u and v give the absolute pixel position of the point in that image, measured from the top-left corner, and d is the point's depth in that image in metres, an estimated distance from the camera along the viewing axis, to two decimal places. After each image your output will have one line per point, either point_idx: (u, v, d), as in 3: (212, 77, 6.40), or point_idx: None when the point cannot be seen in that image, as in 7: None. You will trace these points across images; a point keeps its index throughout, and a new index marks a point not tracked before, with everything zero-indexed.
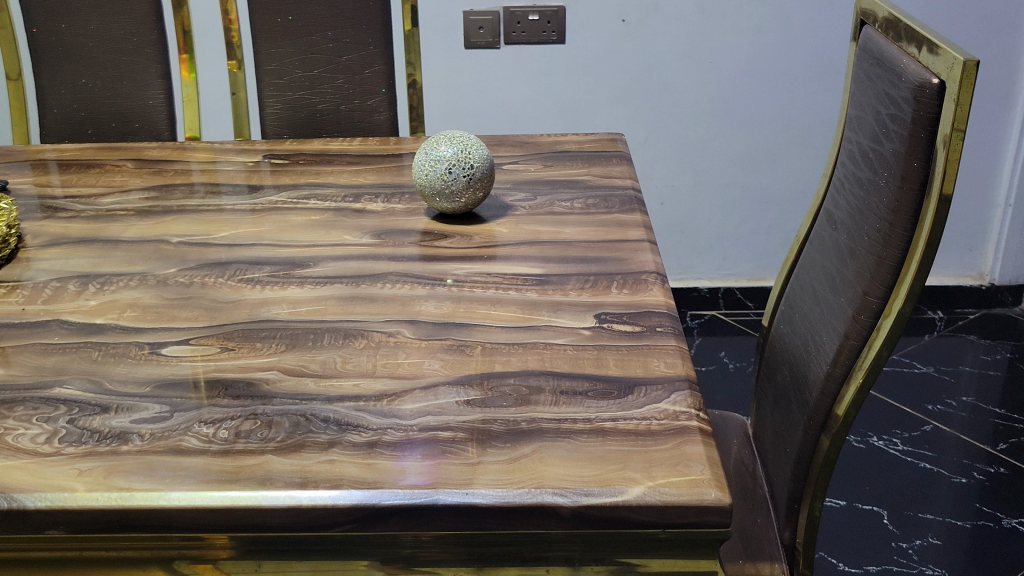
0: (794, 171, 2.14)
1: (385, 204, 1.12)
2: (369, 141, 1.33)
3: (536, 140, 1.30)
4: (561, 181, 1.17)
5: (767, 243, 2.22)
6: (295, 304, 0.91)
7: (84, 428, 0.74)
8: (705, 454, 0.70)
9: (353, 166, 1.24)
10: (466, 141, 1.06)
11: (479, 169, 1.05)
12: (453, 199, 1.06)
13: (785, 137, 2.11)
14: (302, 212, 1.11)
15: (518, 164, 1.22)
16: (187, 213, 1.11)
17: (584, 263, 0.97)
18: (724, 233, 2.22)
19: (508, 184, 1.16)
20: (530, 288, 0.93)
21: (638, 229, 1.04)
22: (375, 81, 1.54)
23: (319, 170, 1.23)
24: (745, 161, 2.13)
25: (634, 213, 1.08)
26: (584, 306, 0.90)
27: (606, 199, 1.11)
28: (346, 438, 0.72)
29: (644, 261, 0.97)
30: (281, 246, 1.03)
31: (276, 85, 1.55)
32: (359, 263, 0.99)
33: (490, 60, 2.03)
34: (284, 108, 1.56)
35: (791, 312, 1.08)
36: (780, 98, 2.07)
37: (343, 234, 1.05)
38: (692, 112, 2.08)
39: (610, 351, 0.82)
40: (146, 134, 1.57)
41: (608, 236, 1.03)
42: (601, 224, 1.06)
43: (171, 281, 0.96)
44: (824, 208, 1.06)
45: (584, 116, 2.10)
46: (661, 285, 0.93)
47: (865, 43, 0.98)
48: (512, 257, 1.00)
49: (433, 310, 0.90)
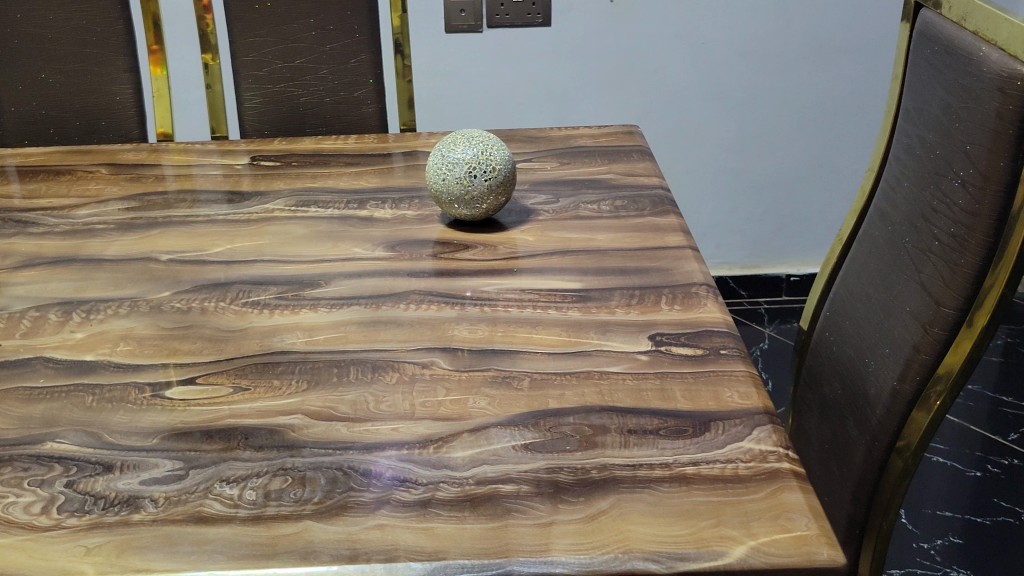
0: (789, 154, 2.07)
1: (393, 211, 1.02)
2: (365, 138, 1.23)
3: (546, 135, 1.21)
4: (583, 180, 1.07)
5: (760, 228, 2.16)
6: (310, 332, 0.81)
7: (86, 494, 0.64)
8: (806, 502, 0.61)
9: (352, 167, 1.14)
10: (485, 142, 0.96)
11: (500, 173, 0.95)
12: (473, 205, 0.96)
13: (780, 120, 2.03)
14: (303, 222, 1.00)
15: (531, 161, 1.13)
16: (174, 225, 1.00)
17: (627, 275, 0.88)
18: (717, 220, 2.14)
19: (526, 184, 1.07)
20: (570, 305, 0.84)
21: (677, 232, 0.96)
22: (362, 71, 1.43)
23: (314, 173, 1.12)
24: (739, 146, 2.06)
25: (667, 215, 0.99)
26: (635, 326, 0.81)
27: (635, 199, 1.03)
28: (394, 496, 0.63)
29: (692, 270, 0.89)
30: (284, 263, 0.93)
31: (254, 77, 1.43)
32: (376, 280, 0.89)
33: (472, 44, 1.93)
34: (265, 102, 1.45)
35: (839, 318, 1.00)
36: (775, 80, 1.99)
37: (353, 247, 0.95)
38: (683, 95, 2.00)
39: (675, 380, 0.74)
40: (113, 133, 1.45)
41: (645, 243, 0.94)
42: (635, 229, 0.97)
43: (167, 307, 0.85)
44: (876, 205, 0.98)
45: (571, 102, 2.01)
46: (715, 299, 0.84)
47: (930, 27, 0.90)
48: (544, 269, 0.90)
49: (467, 336, 0.80)
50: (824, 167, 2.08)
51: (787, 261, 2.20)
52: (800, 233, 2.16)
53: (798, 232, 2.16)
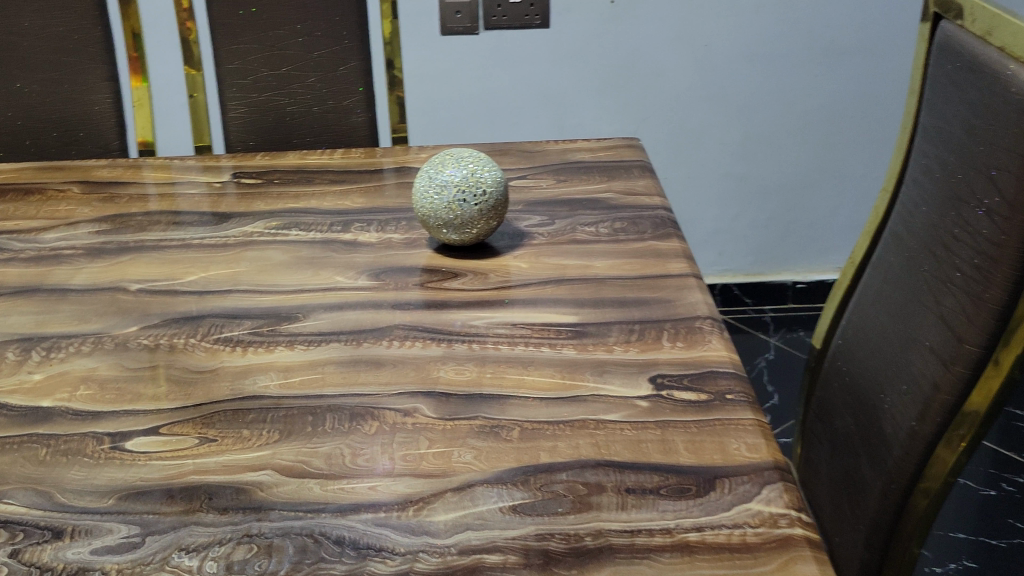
0: (795, 159, 2.01)
1: (379, 234, 0.96)
2: (352, 153, 1.17)
3: (542, 148, 1.15)
4: (581, 200, 1.01)
5: (765, 235, 2.10)
6: (285, 373, 0.76)
7: (30, 565, 0.58)
8: (820, 575, 0.55)
9: (337, 185, 1.08)
10: (476, 162, 0.90)
11: (491, 196, 0.89)
12: (463, 230, 0.90)
13: (784, 123, 1.97)
14: (283, 246, 0.95)
15: (526, 178, 1.07)
16: (147, 250, 0.95)
17: (626, 308, 0.83)
18: (720, 226, 2.08)
19: (520, 204, 1.01)
20: (565, 343, 0.78)
21: (680, 259, 0.90)
22: (351, 79, 1.38)
23: (297, 192, 1.06)
24: (743, 150, 1.99)
25: (669, 239, 0.93)
26: (634, 367, 0.75)
27: (635, 221, 0.97)
28: (368, 568, 0.57)
29: (695, 302, 0.83)
30: (261, 293, 0.87)
31: (239, 86, 1.37)
32: (358, 313, 0.83)
33: (468, 47, 1.86)
34: (250, 112, 1.39)
35: (852, 348, 0.94)
36: (781, 82, 1.93)
37: (335, 276, 0.89)
38: (686, 99, 1.94)
39: (677, 431, 0.68)
40: (93, 144, 1.40)
41: (646, 271, 0.88)
42: (636, 255, 0.91)
43: (133, 344, 0.80)
44: (892, 229, 0.92)
45: (569, 106, 1.95)
46: (720, 335, 0.78)
47: (953, 41, 0.83)
48: (538, 301, 0.85)
49: (454, 378, 0.75)
50: (831, 172, 2.02)
51: (793, 268, 2.14)
52: (806, 240, 2.10)
53: (803, 238, 2.10)
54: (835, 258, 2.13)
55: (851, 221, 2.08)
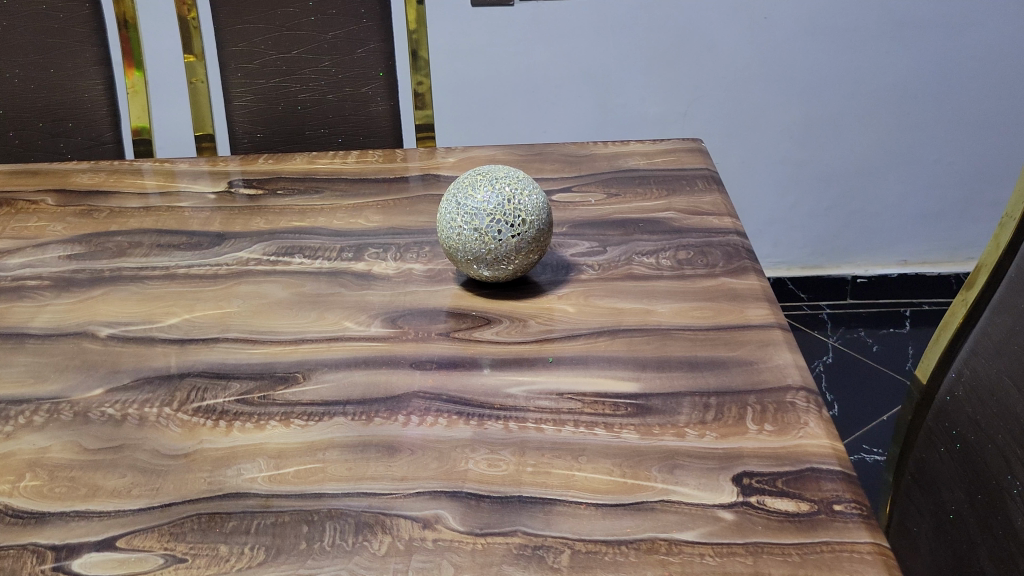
0: (860, 143, 1.83)
1: (396, 264, 0.81)
2: (369, 156, 1.01)
3: (590, 153, 0.99)
4: (637, 221, 0.86)
5: (824, 224, 1.94)
6: (276, 461, 0.61)
7: None
8: None
9: (350, 197, 0.92)
10: (513, 183, 0.74)
11: (531, 226, 0.74)
12: (497, 266, 0.75)
13: (851, 105, 1.79)
14: (283, 280, 0.80)
15: (570, 191, 0.91)
16: (123, 283, 0.80)
17: (699, 372, 0.67)
18: (776, 215, 1.92)
19: (564, 226, 0.85)
20: (624, 423, 0.63)
21: (760, 303, 0.74)
22: (371, 63, 1.21)
23: (303, 205, 0.91)
24: (803, 133, 1.82)
25: (744, 276, 0.78)
26: (712, 461, 0.59)
27: (703, 250, 0.81)
28: None
29: (783, 366, 0.67)
30: (254, 343, 0.72)
31: (245, 70, 1.22)
32: (369, 375, 0.68)
33: (502, 21, 1.69)
34: (257, 100, 1.24)
35: (965, 408, 0.78)
36: (846, 60, 1.74)
37: (342, 320, 0.74)
38: (743, 77, 1.76)
39: (773, 560, 0.52)
40: (83, 136, 1.25)
41: (719, 320, 0.72)
42: (706, 297, 0.75)
43: (95, 415, 0.65)
44: (1020, 266, 0.75)
45: (613, 86, 1.77)
46: (818, 416, 0.63)
47: None
48: (589, 359, 0.69)
49: (486, 473, 0.59)
50: (899, 157, 1.85)
51: (853, 260, 1.98)
52: (869, 230, 1.94)
53: (866, 228, 1.94)
54: (899, 249, 1.96)
55: (918, 209, 1.92)
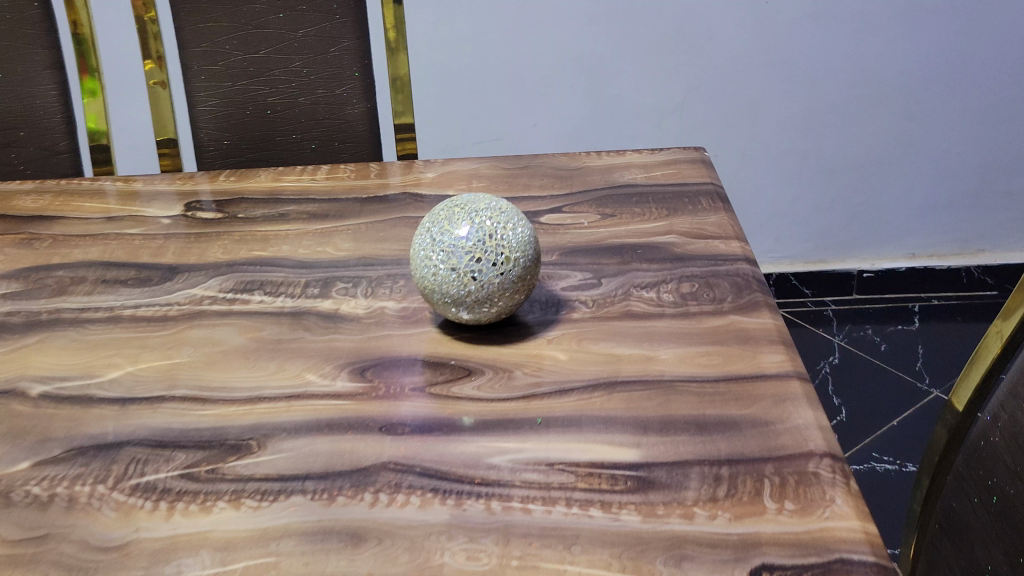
0: (866, 132, 1.74)
1: (367, 302, 0.73)
2: (341, 171, 0.93)
3: (582, 166, 0.90)
4: (634, 247, 0.77)
5: (829, 217, 1.85)
6: (223, 553, 0.52)
7: None
8: None
9: (318, 220, 0.84)
10: (495, 215, 0.66)
11: (517, 264, 0.65)
12: (479, 309, 0.66)
13: (857, 92, 1.70)
14: (241, 323, 0.71)
15: (560, 212, 0.82)
16: (62, 327, 0.72)
17: (707, 437, 0.59)
18: (778, 209, 1.84)
19: (554, 253, 0.77)
20: (623, 501, 0.55)
21: (775, 347, 0.66)
22: (345, 62, 1.12)
23: (265, 231, 0.82)
24: (806, 122, 1.73)
25: (755, 312, 0.69)
26: (727, 550, 0.51)
27: (709, 281, 0.73)
28: None
29: (803, 427, 0.59)
30: (205, 403, 0.64)
31: (208, 73, 1.13)
32: (333, 442, 0.60)
33: (487, 8, 1.60)
34: (223, 104, 1.14)
35: (1000, 457, 0.70)
36: (852, 46, 1.65)
37: (304, 372, 0.66)
38: (743, 65, 1.67)
39: None
40: (36, 145, 1.16)
41: (729, 370, 0.64)
42: (714, 340, 0.67)
43: (18, 497, 0.57)
44: None
45: (607, 75, 1.68)
46: (846, 490, 0.54)
47: None
48: (583, 420, 0.61)
49: (465, 568, 0.51)
50: (907, 146, 1.76)
51: (859, 254, 1.89)
52: (876, 222, 1.86)
53: (872, 221, 1.85)
54: (907, 241, 1.88)
55: (927, 201, 1.83)
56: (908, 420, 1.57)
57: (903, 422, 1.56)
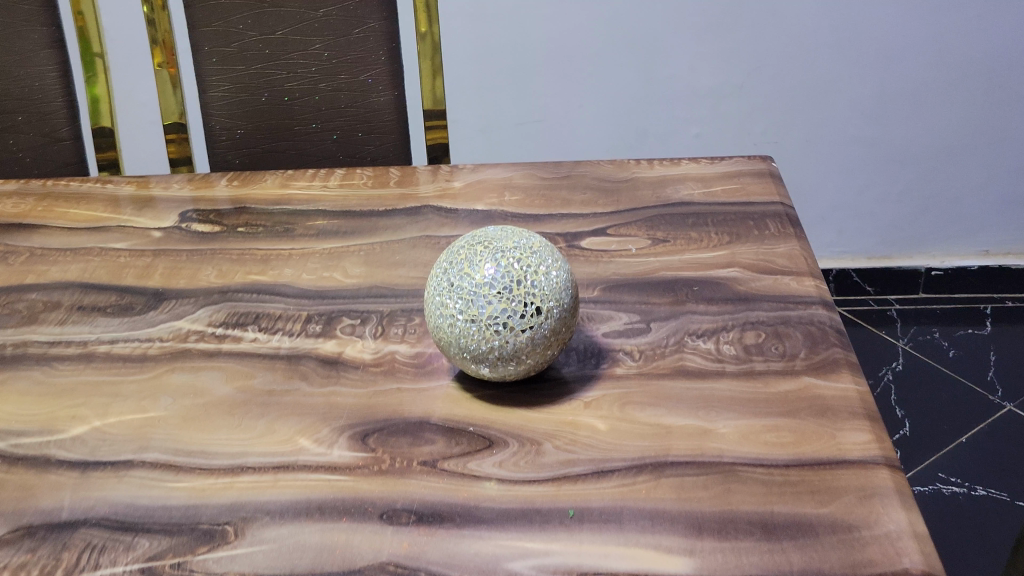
0: (942, 119, 1.61)
1: (376, 345, 0.63)
2: (357, 179, 0.83)
3: (630, 179, 0.79)
4: (690, 282, 0.66)
5: (897, 211, 1.72)
6: None
7: None
8: None
9: (326, 238, 0.73)
10: (524, 255, 0.55)
11: (549, 316, 0.54)
12: (501, 367, 0.56)
13: (933, 76, 1.56)
14: (230, 367, 0.61)
15: (604, 235, 0.72)
16: (26, 365, 0.63)
17: (776, 544, 0.47)
18: (842, 200, 1.71)
19: (595, 288, 0.66)
20: None
21: (859, 424, 0.54)
22: (370, 44, 1.01)
23: (266, 249, 0.72)
24: (876, 108, 1.60)
25: (832, 374, 0.58)
26: None
27: (778, 331, 0.61)
28: None
29: (895, 536, 0.47)
30: (179, 472, 0.54)
31: (220, 55, 1.02)
32: (322, 532, 0.49)
33: None
34: (236, 90, 1.04)
35: None
36: (929, 26, 1.51)
37: (296, 436, 0.56)
38: (809, 45, 1.53)
39: None
40: (35, 131, 1.06)
41: (803, 452, 0.53)
42: (784, 411, 0.56)
43: None
44: None
45: (661, 54, 1.55)
46: None
47: None
48: (624, 514, 0.50)
49: None
50: (986, 136, 1.62)
51: (928, 250, 1.77)
52: (947, 216, 1.72)
53: (943, 215, 1.72)
54: (980, 238, 1.75)
55: (1005, 195, 1.69)
56: (978, 437, 1.44)
57: (972, 439, 1.44)
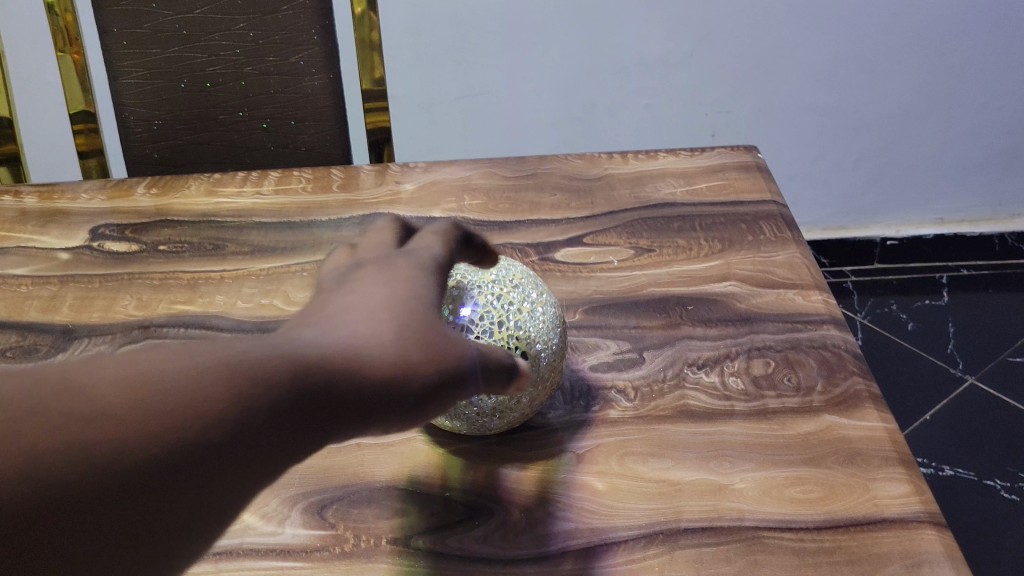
0: (898, 86, 1.55)
1: None
2: (296, 181, 0.74)
3: (603, 177, 0.72)
4: (683, 300, 0.59)
5: (852, 180, 1.67)
6: None
7: None
8: None
9: (263, 255, 0.64)
10: (506, 291, 0.47)
11: (538, 362, 0.46)
12: (480, 422, 0.47)
13: (891, 41, 1.49)
14: None
15: (579, 245, 0.64)
16: None
17: None
18: (796, 170, 1.66)
19: (576, 310, 0.58)
20: None
21: (894, 474, 0.47)
22: (301, 22, 0.91)
23: (193, 272, 0.63)
24: (831, 76, 1.53)
25: (854, 410, 0.51)
26: None
27: (790, 358, 0.54)
28: None
29: None
30: None
31: (131, 37, 0.90)
32: None
33: None
34: (151, 76, 0.93)
35: None
36: None
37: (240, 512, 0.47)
38: (763, 10, 1.45)
39: None
40: None
41: (834, 510, 0.45)
42: (808, 458, 0.48)
43: None
44: None
45: (606, 22, 1.45)
46: None
47: None
48: None
49: None
50: (941, 102, 1.57)
51: (884, 220, 1.73)
52: (902, 184, 1.68)
53: (898, 183, 1.68)
54: (935, 206, 1.71)
55: (960, 161, 1.64)
56: (942, 413, 1.40)
57: (937, 416, 1.39)
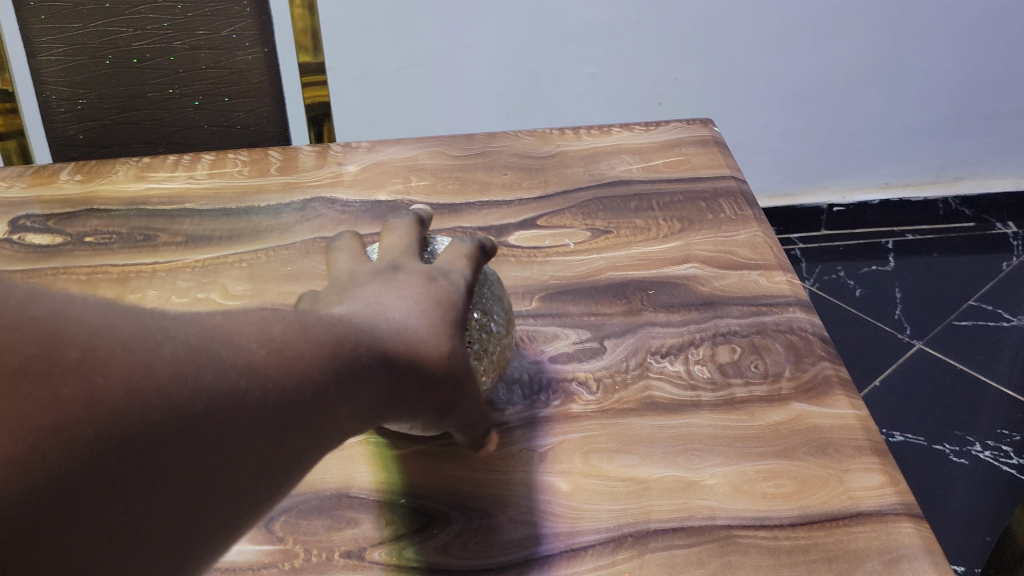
0: (844, 52, 1.53)
1: None
2: (233, 164, 0.70)
3: (556, 155, 0.69)
4: (643, 284, 0.57)
5: (798, 147, 1.67)
6: None
7: None
8: None
9: (198, 245, 0.60)
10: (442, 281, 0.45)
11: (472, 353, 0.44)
12: None
13: (837, 7, 1.47)
14: None
15: (533, 227, 0.61)
16: None
17: None
18: (743, 138, 1.65)
19: (532, 298, 0.56)
20: None
21: (867, 463, 0.45)
22: None
23: (124, 265, 0.59)
24: (777, 43, 1.52)
25: (823, 396, 0.49)
26: None
27: (757, 344, 0.52)
28: None
29: None
30: None
31: (48, 11, 0.85)
32: None
33: None
34: (71, 52, 0.87)
35: None
36: None
37: None
38: None
39: None
40: None
41: (809, 505, 0.43)
42: (779, 450, 0.46)
43: None
44: None
45: None
46: None
47: None
48: None
49: None
50: (885, 68, 1.56)
51: (831, 186, 1.73)
52: (848, 150, 1.68)
53: (843, 149, 1.67)
54: (880, 171, 1.71)
55: (905, 126, 1.64)
56: (892, 379, 1.40)
57: (887, 381, 1.39)
